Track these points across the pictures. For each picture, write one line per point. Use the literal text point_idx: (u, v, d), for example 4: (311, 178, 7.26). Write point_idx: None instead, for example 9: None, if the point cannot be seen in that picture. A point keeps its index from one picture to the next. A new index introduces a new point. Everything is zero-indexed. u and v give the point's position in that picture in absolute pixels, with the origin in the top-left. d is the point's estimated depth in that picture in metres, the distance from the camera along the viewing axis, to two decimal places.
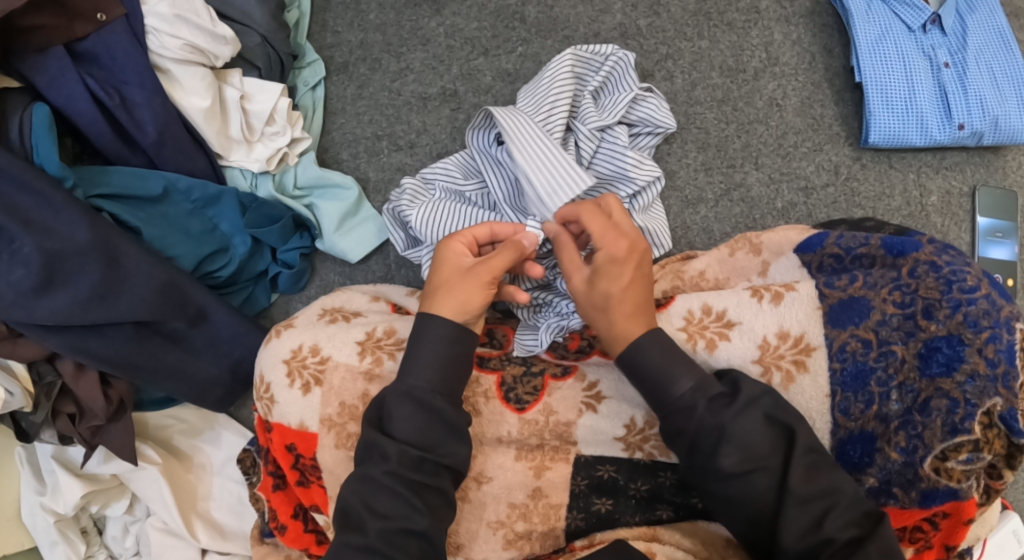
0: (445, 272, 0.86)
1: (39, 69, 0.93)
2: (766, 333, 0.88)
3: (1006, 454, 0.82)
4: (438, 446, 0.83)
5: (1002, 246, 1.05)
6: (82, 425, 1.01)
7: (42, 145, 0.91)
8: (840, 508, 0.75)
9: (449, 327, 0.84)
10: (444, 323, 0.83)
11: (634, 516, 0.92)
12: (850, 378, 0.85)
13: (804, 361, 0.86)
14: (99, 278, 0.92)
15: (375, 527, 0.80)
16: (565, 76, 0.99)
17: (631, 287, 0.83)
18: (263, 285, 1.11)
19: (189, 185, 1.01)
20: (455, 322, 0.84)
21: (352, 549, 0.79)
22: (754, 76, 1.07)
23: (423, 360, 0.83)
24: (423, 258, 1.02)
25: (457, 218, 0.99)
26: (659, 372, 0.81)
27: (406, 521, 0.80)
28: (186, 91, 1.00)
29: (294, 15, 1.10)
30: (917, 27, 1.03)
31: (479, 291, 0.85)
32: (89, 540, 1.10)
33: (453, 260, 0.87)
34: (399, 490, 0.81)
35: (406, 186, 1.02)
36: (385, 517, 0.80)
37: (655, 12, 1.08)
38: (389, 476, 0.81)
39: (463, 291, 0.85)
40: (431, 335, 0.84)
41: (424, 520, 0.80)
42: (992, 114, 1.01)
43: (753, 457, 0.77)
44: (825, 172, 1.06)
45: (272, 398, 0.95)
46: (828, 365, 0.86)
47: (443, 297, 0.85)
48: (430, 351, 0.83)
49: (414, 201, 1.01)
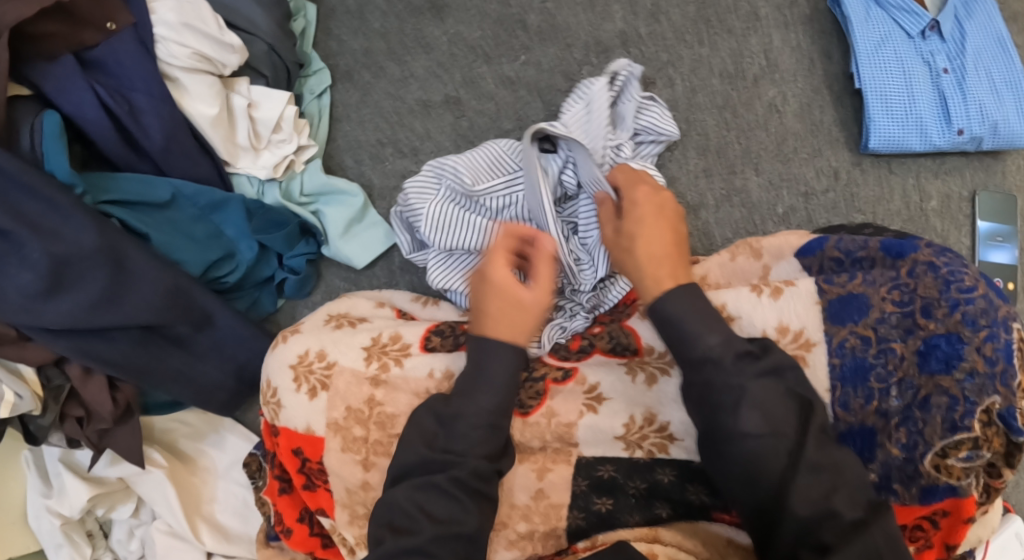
0: (486, 300, 0.88)
1: (48, 77, 0.94)
2: (766, 326, 0.89)
3: (1004, 453, 0.83)
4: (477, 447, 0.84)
5: (1001, 249, 1.06)
6: (90, 428, 1.01)
7: (51, 151, 0.92)
8: (840, 491, 0.75)
9: (505, 350, 0.85)
10: (499, 347, 0.85)
11: (633, 515, 0.92)
12: (850, 372, 0.86)
13: (804, 356, 0.87)
14: (107, 282, 0.93)
15: (430, 531, 0.80)
16: (601, 105, 1.00)
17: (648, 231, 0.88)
18: (269, 291, 1.12)
19: (195, 191, 1.03)
20: (519, 346, 0.86)
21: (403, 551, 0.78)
22: (754, 82, 1.08)
23: (493, 384, 0.85)
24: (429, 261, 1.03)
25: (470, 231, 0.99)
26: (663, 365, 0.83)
27: (435, 521, 0.80)
28: (194, 98, 1.01)
29: (300, 24, 1.12)
30: (915, 33, 1.04)
31: (538, 321, 0.87)
32: (95, 543, 1.11)
33: (506, 287, 0.88)
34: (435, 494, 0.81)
35: (414, 183, 1.01)
36: (441, 522, 0.80)
37: (656, 19, 1.09)
38: (433, 487, 0.81)
39: (519, 318, 0.87)
40: (502, 359, 0.85)
41: (474, 522, 0.81)
42: (991, 119, 1.02)
43: (767, 436, 0.77)
44: (825, 176, 1.07)
45: (279, 403, 0.97)
46: (828, 360, 0.87)
47: (499, 326, 0.86)
48: (498, 374, 0.85)
49: (421, 196, 1.01)
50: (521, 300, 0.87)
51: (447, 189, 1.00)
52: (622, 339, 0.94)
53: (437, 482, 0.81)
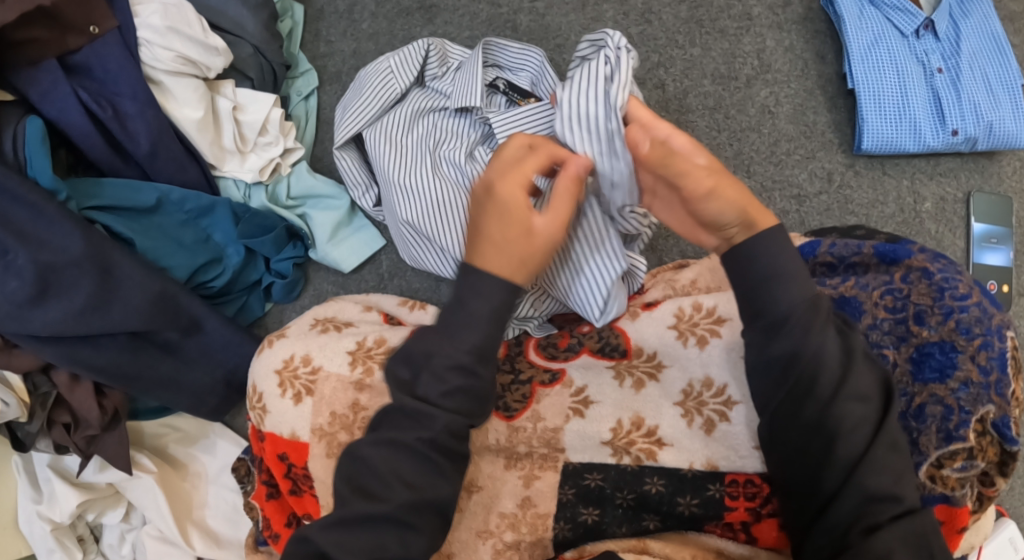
0: (481, 219, 0.80)
1: (33, 82, 0.94)
2: (692, 378, 0.90)
3: (998, 462, 0.82)
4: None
5: (996, 252, 1.04)
6: (77, 435, 1.01)
7: (35, 158, 0.92)
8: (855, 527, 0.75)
9: (496, 282, 0.78)
10: (490, 277, 0.78)
11: (621, 527, 0.90)
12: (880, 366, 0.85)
13: (726, 412, 0.88)
14: (92, 290, 0.93)
15: (402, 498, 0.77)
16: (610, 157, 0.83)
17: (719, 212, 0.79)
18: (258, 295, 1.11)
19: (182, 196, 1.02)
20: (514, 280, 0.78)
21: (361, 518, 0.77)
22: (747, 83, 1.06)
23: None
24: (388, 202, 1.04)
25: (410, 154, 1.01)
26: None
27: (409, 487, 0.77)
28: (179, 102, 1.00)
29: (288, 24, 1.11)
30: (910, 33, 1.01)
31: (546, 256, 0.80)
32: (86, 547, 1.11)
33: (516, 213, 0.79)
34: (407, 455, 0.77)
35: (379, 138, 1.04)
36: (409, 488, 0.77)
37: (647, 20, 1.07)
38: None
39: (526, 250, 0.79)
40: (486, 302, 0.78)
41: (446, 490, 0.79)
42: (986, 120, 1.00)
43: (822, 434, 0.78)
44: (818, 179, 1.05)
45: (265, 408, 0.96)
46: None
47: (493, 255, 0.79)
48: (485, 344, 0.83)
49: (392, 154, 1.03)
50: (530, 227, 0.80)
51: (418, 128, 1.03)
52: (611, 339, 0.95)
53: None
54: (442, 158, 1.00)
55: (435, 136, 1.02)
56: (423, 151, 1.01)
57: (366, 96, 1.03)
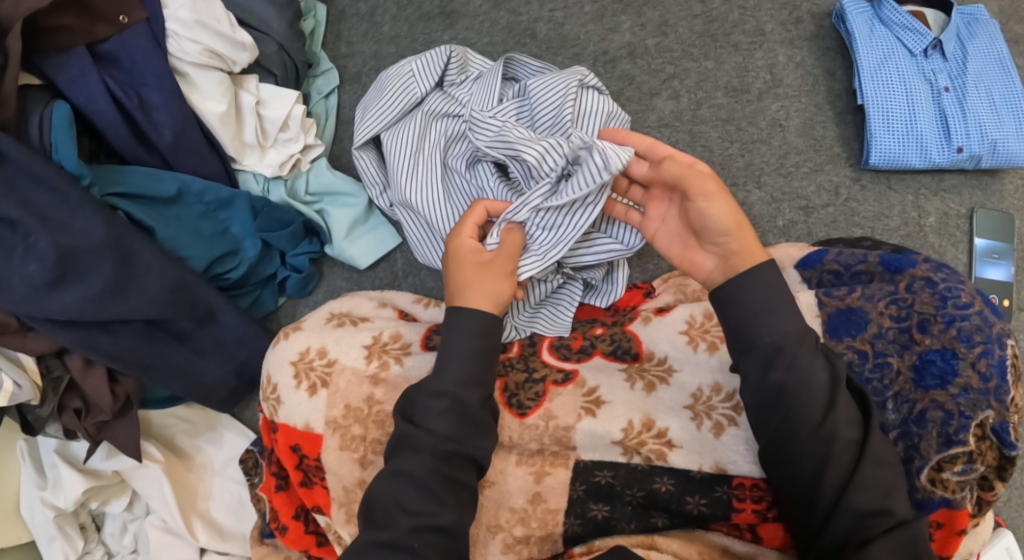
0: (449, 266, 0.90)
1: (61, 69, 0.95)
2: (701, 384, 0.92)
3: (997, 466, 0.84)
4: (472, 441, 0.84)
5: (998, 267, 1.07)
6: (88, 420, 1.01)
7: (61, 142, 0.93)
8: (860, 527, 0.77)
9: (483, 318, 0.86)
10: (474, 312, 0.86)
11: (630, 523, 0.92)
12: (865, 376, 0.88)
13: (735, 417, 0.90)
14: (112, 275, 0.93)
15: (405, 523, 0.81)
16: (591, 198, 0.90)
17: (711, 222, 0.85)
18: (271, 288, 1.13)
19: (203, 187, 1.03)
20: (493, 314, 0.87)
21: (378, 545, 0.80)
22: (758, 97, 1.09)
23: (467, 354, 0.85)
24: (400, 212, 1.07)
25: (427, 162, 1.03)
26: (740, 325, 0.81)
27: (410, 513, 0.81)
28: (203, 95, 1.02)
29: (310, 24, 1.13)
30: (918, 52, 1.05)
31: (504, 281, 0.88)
32: (87, 536, 1.11)
33: (465, 256, 0.89)
34: (410, 484, 0.82)
35: (398, 142, 1.05)
36: (416, 515, 0.81)
37: (663, 32, 1.10)
38: (423, 473, 0.82)
39: (484, 281, 0.88)
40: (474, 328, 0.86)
41: (453, 515, 0.82)
42: (990, 138, 1.04)
43: (834, 434, 0.79)
44: (825, 192, 1.08)
45: (278, 399, 0.97)
46: (864, 375, 0.88)
47: (474, 291, 0.87)
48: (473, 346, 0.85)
49: (412, 159, 1.04)
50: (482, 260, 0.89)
51: (437, 134, 1.04)
52: (622, 342, 0.97)
53: (416, 473, 0.82)
54: (451, 166, 1.03)
55: (446, 140, 1.04)
56: (433, 156, 1.03)
57: (388, 98, 1.05)
